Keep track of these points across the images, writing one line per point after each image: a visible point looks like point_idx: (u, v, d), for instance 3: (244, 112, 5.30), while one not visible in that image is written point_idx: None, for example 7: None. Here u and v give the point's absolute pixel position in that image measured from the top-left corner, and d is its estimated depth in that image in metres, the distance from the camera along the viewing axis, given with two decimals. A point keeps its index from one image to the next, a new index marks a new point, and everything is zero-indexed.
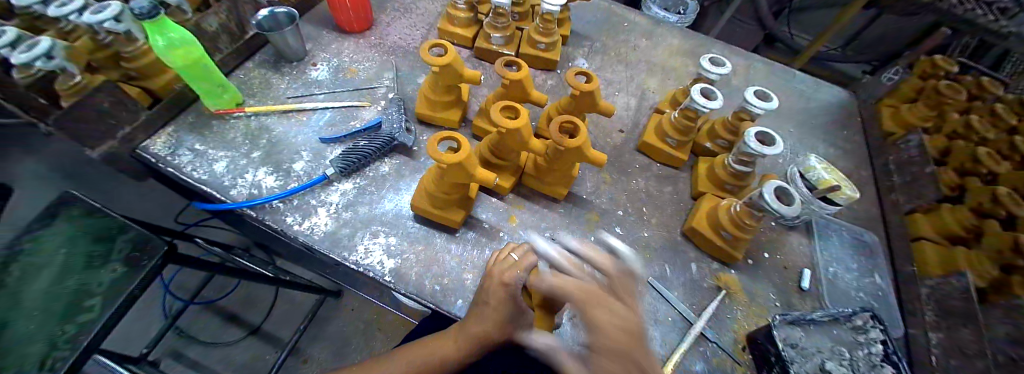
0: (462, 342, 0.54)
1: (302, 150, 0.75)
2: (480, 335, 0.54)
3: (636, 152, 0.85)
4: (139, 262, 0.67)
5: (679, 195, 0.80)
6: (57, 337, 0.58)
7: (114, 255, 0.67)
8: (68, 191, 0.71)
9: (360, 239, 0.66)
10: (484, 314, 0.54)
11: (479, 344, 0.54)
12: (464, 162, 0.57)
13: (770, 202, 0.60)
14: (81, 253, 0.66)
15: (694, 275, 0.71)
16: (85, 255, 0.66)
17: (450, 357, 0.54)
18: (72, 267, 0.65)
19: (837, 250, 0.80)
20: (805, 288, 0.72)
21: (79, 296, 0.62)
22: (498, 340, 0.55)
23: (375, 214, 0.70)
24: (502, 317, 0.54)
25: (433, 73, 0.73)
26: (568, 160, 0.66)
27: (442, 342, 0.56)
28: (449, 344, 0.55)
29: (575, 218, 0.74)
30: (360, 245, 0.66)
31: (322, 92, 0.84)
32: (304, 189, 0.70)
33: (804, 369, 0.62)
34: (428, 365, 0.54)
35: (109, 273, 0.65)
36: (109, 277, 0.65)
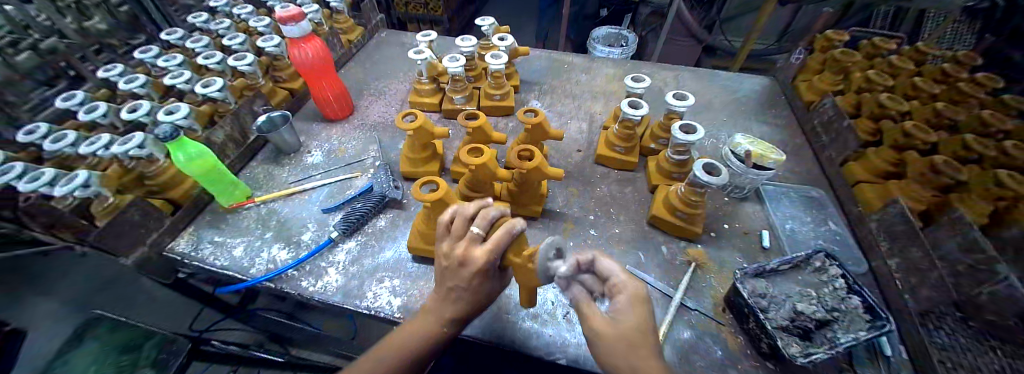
0: (433, 324, 0.58)
1: (308, 223, 0.86)
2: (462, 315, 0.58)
3: (595, 164, 0.97)
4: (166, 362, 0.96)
5: (640, 191, 0.91)
6: None
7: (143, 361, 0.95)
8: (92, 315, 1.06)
9: (368, 286, 0.75)
10: (460, 297, 0.57)
11: (461, 322, 0.59)
12: (442, 198, 0.68)
13: (700, 176, 0.71)
14: (111, 363, 0.95)
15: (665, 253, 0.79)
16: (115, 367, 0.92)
17: (424, 333, 0.58)
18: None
19: (789, 208, 0.89)
20: (766, 246, 0.80)
21: None
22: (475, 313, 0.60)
23: (378, 263, 0.79)
24: (479, 293, 0.58)
25: (410, 136, 0.87)
26: (533, 181, 0.78)
27: (410, 330, 0.59)
28: (427, 331, 0.58)
29: (553, 229, 0.84)
30: (369, 291, 0.75)
31: (319, 173, 0.97)
32: (314, 254, 0.80)
33: (779, 315, 0.67)
34: (404, 351, 0.57)
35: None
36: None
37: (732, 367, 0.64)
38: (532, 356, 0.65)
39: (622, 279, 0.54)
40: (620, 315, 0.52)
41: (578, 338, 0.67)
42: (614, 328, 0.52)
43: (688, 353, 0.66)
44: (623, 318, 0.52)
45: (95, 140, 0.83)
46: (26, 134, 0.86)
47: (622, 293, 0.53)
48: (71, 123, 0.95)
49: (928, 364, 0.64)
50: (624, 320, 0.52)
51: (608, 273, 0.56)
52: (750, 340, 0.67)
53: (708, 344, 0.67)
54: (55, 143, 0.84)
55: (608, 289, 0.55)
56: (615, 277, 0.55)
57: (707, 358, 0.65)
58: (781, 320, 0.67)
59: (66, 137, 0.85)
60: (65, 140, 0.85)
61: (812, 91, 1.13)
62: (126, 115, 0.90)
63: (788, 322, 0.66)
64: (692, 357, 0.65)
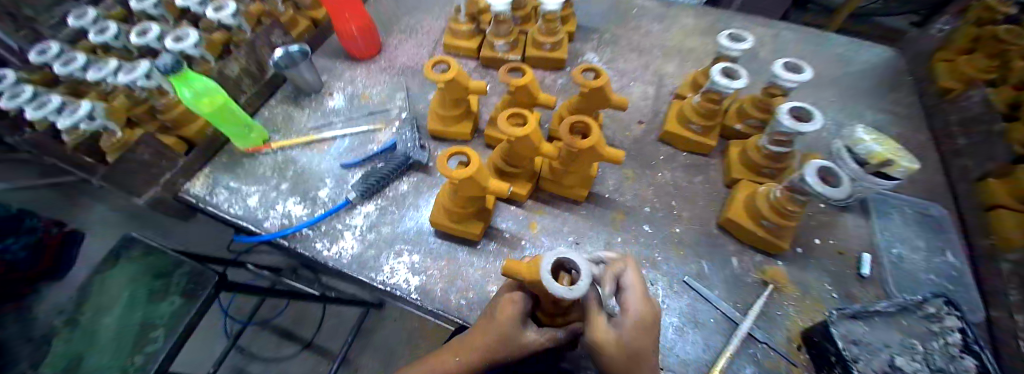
0: (465, 355, 0.53)
1: (326, 177, 0.78)
2: (485, 352, 0.52)
3: (658, 142, 0.81)
4: (193, 293, 0.79)
5: (711, 184, 0.75)
6: (126, 365, 0.73)
7: (172, 289, 0.80)
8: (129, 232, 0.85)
9: (386, 259, 0.68)
10: (488, 326, 0.53)
11: (485, 360, 0.52)
12: (474, 175, 0.56)
13: (812, 184, 0.53)
14: (143, 288, 0.81)
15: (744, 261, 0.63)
16: (147, 290, 0.80)
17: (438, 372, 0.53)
18: (135, 301, 0.80)
19: (899, 228, 0.71)
20: (864, 274, 0.65)
21: (147, 328, 0.76)
22: (500, 356, 0.52)
23: (397, 233, 0.71)
24: (506, 326, 0.52)
25: (440, 89, 0.73)
26: (583, 161, 0.64)
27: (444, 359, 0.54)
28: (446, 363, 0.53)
29: (598, 219, 0.72)
30: (384, 266, 0.67)
31: (340, 120, 0.87)
32: (330, 215, 0.72)
33: (872, 368, 0.55)
34: None
35: (168, 305, 0.78)
36: (169, 308, 0.78)
37: None
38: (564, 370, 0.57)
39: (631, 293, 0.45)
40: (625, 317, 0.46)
41: None
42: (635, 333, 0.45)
43: None
44: (633, 325, 0.45)
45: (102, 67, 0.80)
46: (37, 55, 0.82)
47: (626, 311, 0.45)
48: (83, 44, 0.92)
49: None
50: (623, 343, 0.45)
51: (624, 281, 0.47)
52: None
53: None
54: (65, 65, 0.81)
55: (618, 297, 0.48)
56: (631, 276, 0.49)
57: None
58: None
59: (75, 60, 0.82)
60: (74, 63, 0.81)
61: (954, 75, 0.87)
62: (137, 39, 0.82)
63: None
64: None
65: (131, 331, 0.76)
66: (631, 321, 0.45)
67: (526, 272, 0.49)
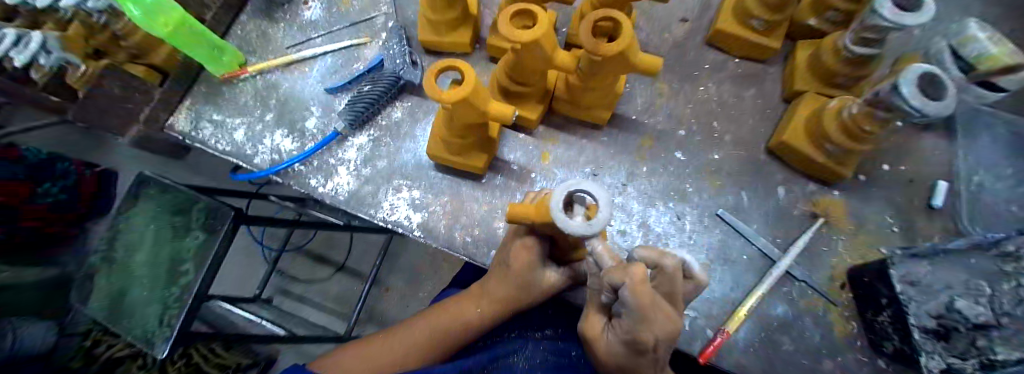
0: (486, 305, 0.50)
1: (312, 105, 0.69)
2: (505, 299, 0.48)
3: (704, 47, 0.65)
4: (214, 228, 0.74)
5: (765, 99, 0.61)
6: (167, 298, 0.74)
7: (193, 224, 0.76)
8: (141, 171, 0.80)
9: (384, 195, 0.62)
10: (506, 277, 0.48)
11: (505, 307, 0.49)
12: (471, 99, 0.43)
13: (907, 98, 0.40)
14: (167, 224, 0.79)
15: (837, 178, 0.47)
16: (170, 225, 0.78)
17: (457, 320, 0.51)
18: (163, 237, 0.78)
19: (999, 149, 0.58)
20: (936, 206, 0.54)
21: (175, 265, 0.76)
22: (518, 304, 0.49)
23: (395, 167, 0.64)
24: (524, 274, 0.46)
25: None
26: (607, 76, 0.50)
27: (463, 305, 0.52)
28: (467, 309, 0.51)
29: (621, 146, 0.61)
30: (384, 202, 0.62)
31: (320, 35, 0.74)
32: (320, 148, 0.65)
33: (923, 311, 0.44)
34: (454, 328, 0.51)
35: (194, 239, 0.75)
36: (195, 242, 0.75)
37: (830, 357, 0.49)
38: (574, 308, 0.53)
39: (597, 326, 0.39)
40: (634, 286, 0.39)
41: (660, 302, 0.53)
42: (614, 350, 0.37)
43: (773, 334, 0.50)
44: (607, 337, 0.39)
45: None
46: None
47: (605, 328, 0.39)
48: None
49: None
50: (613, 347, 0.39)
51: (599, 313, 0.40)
52: (866, 329, 0.50)
53: (807, 328, 0.50)
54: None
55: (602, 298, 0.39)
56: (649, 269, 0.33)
57: (801, 342, 0.50)
58: (924, 319, 0.43)
59: None
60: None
61: None
62: None
63: (932, 322, 0.43)
64: (780, 338, 0.50)
65: (163, 265, 0.77)
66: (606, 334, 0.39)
67: (535, 215, 0.42)
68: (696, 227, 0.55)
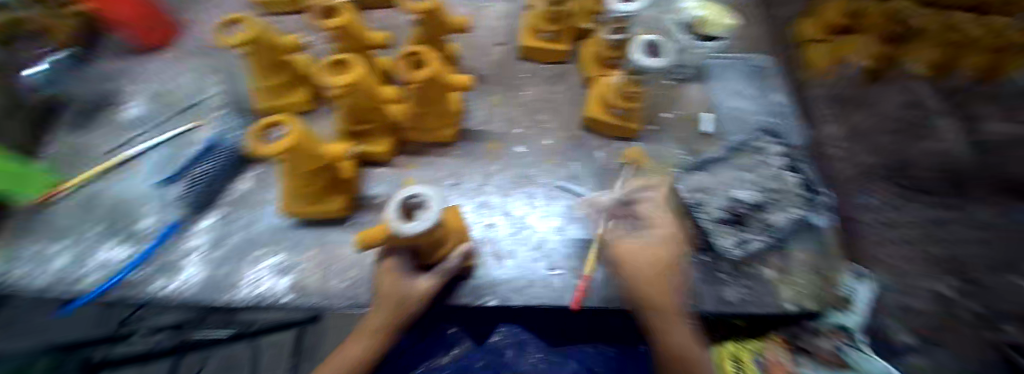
0: (371, 335, 0.49)
1: (146, 202, 0.64)
2: (383, 322, 0.49)
3: (519, 60, 0.80)
4: None
5: (574, 89, 0.76)
6: None
7: None
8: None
9: (244, 270, 0.56)
10: (380, 301, 0.49)
11: (390, 331, 0.49)
12: (300, 144, 0.46)
13: (638, 59, 0.57)
14: None
15: (905, 122, 0.56)
16: None
17: (351, 361, 0.47)
18: None
19: (734, 84, 0.79)
20: (706, 132, 0.71)
21: None
22: (406, 320, 0.50)
23: (252, 237, 0.59)
24: (399, 295, 0.49)
25: (249, 55, 0.62)
26: (432, 97, 0.59)
27: (347, 348, 0.48)
28: (349, 356, 0.47)
29: (472, 154, 0.70)
30: (241, 280, 0.55)
31: (146, 132, 0.73)
32: (159, 246, 0.58)
33: (716, 207, 0.60)
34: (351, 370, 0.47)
35: None
36: None
37: None
38: (460, 306, 0.56)
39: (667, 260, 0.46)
40: (649, 239, 0.47)
41: (551, 276, 0.58)
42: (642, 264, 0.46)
43: None
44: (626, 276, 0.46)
45: None
46: None
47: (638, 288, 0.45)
48: None
49: (860, 230, 0.61)
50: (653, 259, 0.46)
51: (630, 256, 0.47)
52: None
53: None
54: None
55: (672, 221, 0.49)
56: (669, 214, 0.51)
57: None
58: (719, 212, 0.60)
59: None
60: None
61: None
62: None
63: (726, 213, 0.60)
64: None
65: None
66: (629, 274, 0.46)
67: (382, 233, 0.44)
68: (543, 200, 0.66)
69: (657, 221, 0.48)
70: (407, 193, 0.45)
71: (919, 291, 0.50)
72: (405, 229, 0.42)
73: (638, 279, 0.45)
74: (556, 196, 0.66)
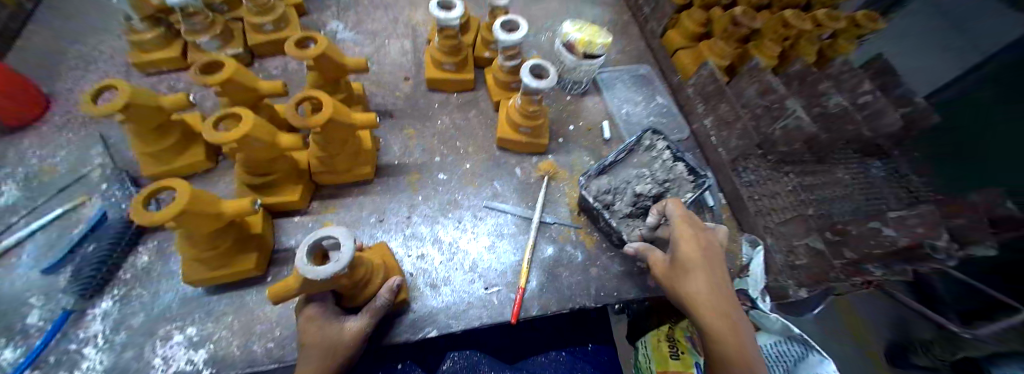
0: None
1: (22, 299, 0.55)
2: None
3: (429, 92, 0.84)
4: None
5: (484, 112, 0.82)
6: None
7: None
8: None
9: (154, 350, 0.52)
10: (304, 356, 0.47)
11: None
12: (190, 206, 0.44)
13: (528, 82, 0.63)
14: None
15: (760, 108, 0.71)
16: None
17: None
18: None
19: (625, 92, 0.88)
20: (608, 138, 0.79)
21: None
22: (337, 368, 0.48)
23: (158, 314, 0.55)
24: (325, 342, 0.47)
25: (125, 123, 0.58)
26: (334, 137, 0.60)
27: None
28: None
29: (394, 187, 0.71)
30: (154, 359, 0.51)
31: (22, 216, 0.63)
32: (51, 340, 0.52)
33: (625, 205, 0.65)
34: None
35: None
36: None
37: (594, 265, 0.65)
38: (400, 342, 0.55)
39: (689, 248, 0.49)
40: (677, 250, 0.50)
41: (484, 296, 0.60)
42: (678, 266, 0.49)
43: (554, 268, 0.64)
44: (681, 270, 0.49)
45: None
46: None
47: (692, 275, 0.48)
48: None
49: (741, 205, 0.71)
50: (683, 262, 0.49)
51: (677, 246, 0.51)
52: (604, 236, 0.68)
53: (569, 252, 0.66)
54: None
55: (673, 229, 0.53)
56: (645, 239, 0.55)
57: (571, 266, 0.65)
58: (626, 209, 0.65)
59: None
60: None
61: None
62: None
63: (631, 209, 0.65)
64: (559, 269, 0.64)
65: None
66: (678, 269, 0.49)
67: (294, 280, 0.43)
68: (467, 223, 0.68)
69: (676, 225, 0.52)
70: (314, 237, 0.44)
71: (798, 248, 0.62)
72: (321, 272, 0.42)
73: (685, 280, 0.48)
74: (481, 217, 0.69)
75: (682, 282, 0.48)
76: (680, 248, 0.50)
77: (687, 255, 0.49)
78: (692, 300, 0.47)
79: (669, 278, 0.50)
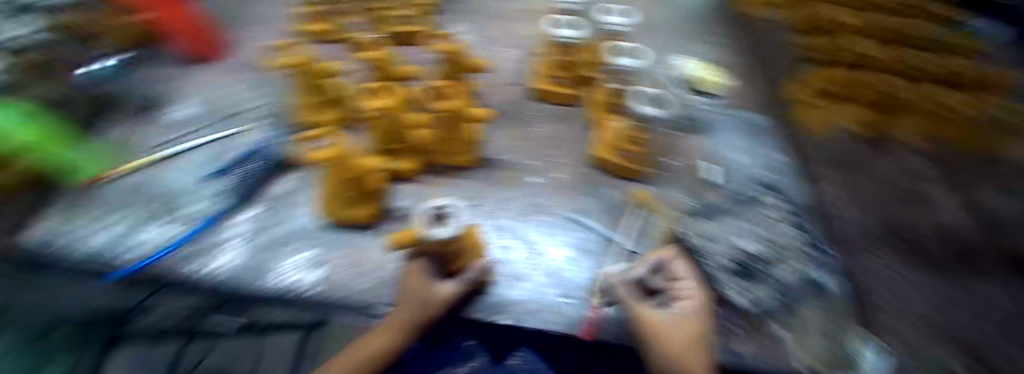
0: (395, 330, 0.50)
1: (193, 197, 0.69)
2: (409, 320, 0.50)
3: (535, 101, 0.89)
4: None
5: (583, 129, 0.84)
6: None
7: None
8: None
9: (281, 260, 0.59)
10: (403, 303, 0.52)
11: (408, 328, 0.50)
12: (342, 154, 0.54)
13: (647, 111, 0.70)
14: None
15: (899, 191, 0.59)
16: None
17: (371, 354, 0.48)
18: None
19: (733, 141, 0.85)
20: (715, 181, 0.74)
21: None
22: (427, 319, 0.52)
23: (290, 232, 0.64)
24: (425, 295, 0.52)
25: (297, 75, 0.71)
26: (452, 122, 0.68)
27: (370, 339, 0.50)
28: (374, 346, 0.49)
29: (489, 179, 0.75)
30: (278, 267, 0.58)
31: (196, 133, 0.82)
32: (203, 230, 0.62)
33: (723, 256, 0.59)
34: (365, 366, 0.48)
35: None
36: None
37: None
38: (476, 321, 0.57)
39: (692, 309, 0.49)
40: (686, 315, 0.49)
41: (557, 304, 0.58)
42: (676, 326, 0.47)
43: None
44: (678, 328, 0.47)
45: None
46: None
47: (687, 333, 0.47)
48: None
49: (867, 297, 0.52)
50: (682, 325, 0.47)
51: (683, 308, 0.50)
52: None
53: None
54: None
55: (679, 289, 0.53)
56: (688, 279, 0.54)
57: None
58: (725, 260, 0.59)
59: None
60: None
61: None
62: None
63: (733, 261, 0.58)
64: None
65: None
66: (674, 326, 0.47)
67: (410, 237, 0.49)
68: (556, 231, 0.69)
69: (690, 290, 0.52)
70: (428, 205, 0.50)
71: None
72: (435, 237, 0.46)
73: (686, 343, 0.45)
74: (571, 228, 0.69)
75: (680, 342, 0.45)
76: (685, 313, 0.48)
77: (687, 321, 0.48)
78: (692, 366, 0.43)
79: (669, 334, 0.46)
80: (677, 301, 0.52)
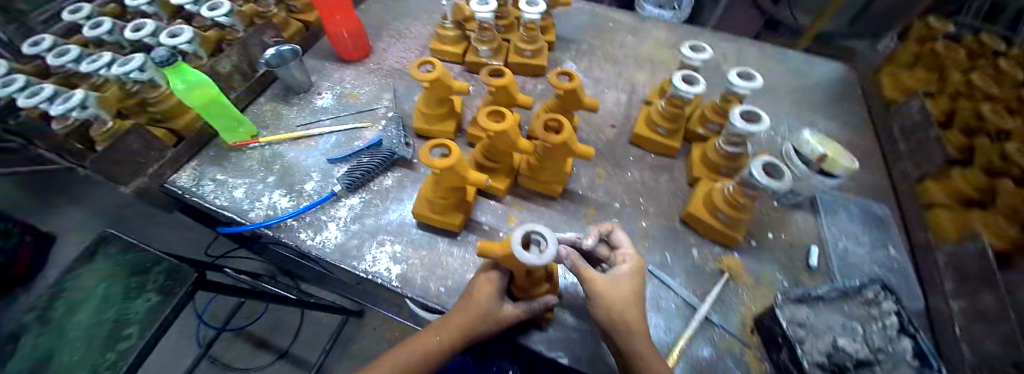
0: (449, 335, 0.51)
1: (313, 172, 0.77)
2: (465, 329, 0.51)
3: (629, 145, 0.88)
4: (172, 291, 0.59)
5: (676, 182, 0.82)
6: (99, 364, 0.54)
7: (149, 285, 0.60)
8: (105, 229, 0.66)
9: (368, 248, 0.66)
10: (466, 306, 0.52)
11: (461, 338, 0.51)
12: (455, 165, 0.55)
13: (758, 176, 0.60)
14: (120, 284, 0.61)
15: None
16: (122, 288, 0.61)
17: (417, 355, 0.50)
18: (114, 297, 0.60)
19: (849, 225, 0.76)
20: (813, 265, 0.70)
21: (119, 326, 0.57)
22: (478, 334, 0.52)
23: (381, 225, 0.69)
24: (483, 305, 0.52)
25: (426, 88, 0.76)
26: (556, 156, 0.67)
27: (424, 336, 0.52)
28: (429, 342, 0.51)
29: (572, 214, 0.75)
30: (367, 255, 0.65)
31: (327, 118, 0.88)
32: (314, 207, 0.70)
33: (815, 349, 0.55)
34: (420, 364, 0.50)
35: (144, 302, 0.58)
36: (144, 306, 0.58)
37: None
38: (532, 350, 0.58)
39: (627, 271, 0.52)
40: (619, 280, 0.51)
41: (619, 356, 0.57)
42: (616, 288, 0.51)
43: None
44: (625, 289, 0.51)
45: (64, 51, 0.74)
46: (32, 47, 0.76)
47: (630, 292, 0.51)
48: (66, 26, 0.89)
49: None
50: (622, 285, 0.51)
51: (615, 273, 0.52)
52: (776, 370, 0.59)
53: (726, 366, 0.59)
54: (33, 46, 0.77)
55: (614, 256, 0.56)
56: (626, 247, 0.56)
57: None
58: (816, 355, 0.55)
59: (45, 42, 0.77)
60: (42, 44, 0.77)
61: (894, 88, 0.98)
62: (130, 34, 0.78)
63: (824, 358, 0.54)
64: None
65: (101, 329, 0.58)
66: (623, 287, 0.51)
67: (500, 249, 0.50)
68: None
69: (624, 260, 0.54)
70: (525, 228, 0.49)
71: None
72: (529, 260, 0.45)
73: (627, 305, 0.50)
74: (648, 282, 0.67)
75: (619, 300, 0.50)
76: (620, 276, 0.52)
77: (625, 285, 0.51)
78: (629, 327, 0.49)
79: (616, 295, 0.50)
80: (615, 265, 0.55)
